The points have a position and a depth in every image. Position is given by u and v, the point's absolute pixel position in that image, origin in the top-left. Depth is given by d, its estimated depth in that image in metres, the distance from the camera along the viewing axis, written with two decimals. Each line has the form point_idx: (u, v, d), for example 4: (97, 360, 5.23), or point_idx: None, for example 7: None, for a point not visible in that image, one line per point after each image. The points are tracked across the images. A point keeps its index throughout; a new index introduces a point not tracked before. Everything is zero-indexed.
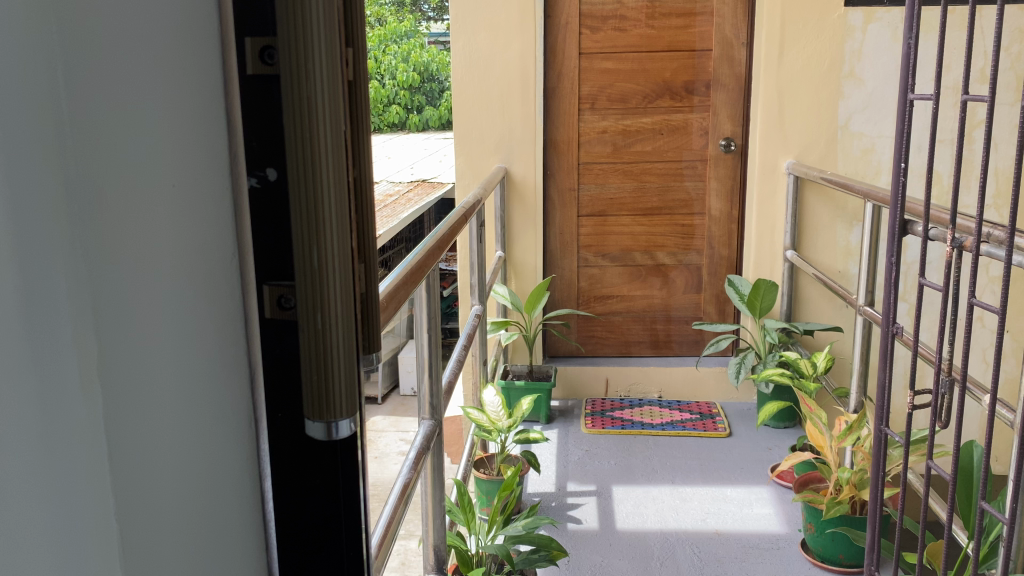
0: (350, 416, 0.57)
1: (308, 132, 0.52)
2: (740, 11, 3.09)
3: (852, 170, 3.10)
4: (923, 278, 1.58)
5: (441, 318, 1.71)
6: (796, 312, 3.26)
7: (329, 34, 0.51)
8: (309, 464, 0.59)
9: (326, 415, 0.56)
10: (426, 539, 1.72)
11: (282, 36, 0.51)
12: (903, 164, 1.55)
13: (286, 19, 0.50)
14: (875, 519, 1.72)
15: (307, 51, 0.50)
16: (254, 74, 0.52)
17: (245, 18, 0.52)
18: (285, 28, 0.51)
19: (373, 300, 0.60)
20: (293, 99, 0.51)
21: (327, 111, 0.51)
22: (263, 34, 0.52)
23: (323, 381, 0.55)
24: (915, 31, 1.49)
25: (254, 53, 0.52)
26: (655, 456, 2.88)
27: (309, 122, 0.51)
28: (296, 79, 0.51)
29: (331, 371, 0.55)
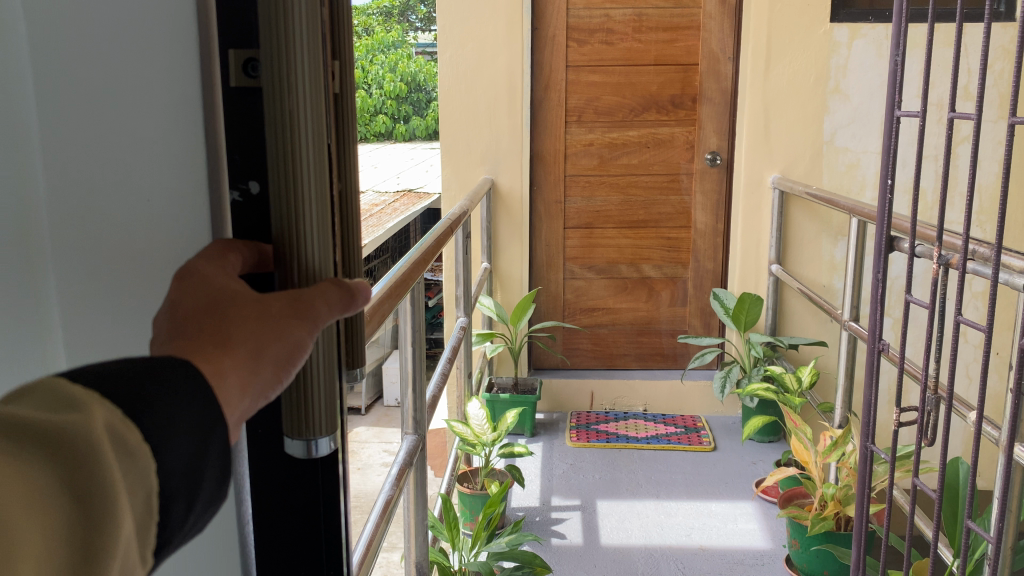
0: (331, 434, 0.54)
1: (289, 145, 0.50)
2: (727, 25, 3.10)
3: (837, 185, 3.13)
4: (910, 294, 1.56)
5: (425, 330, 1.67)
6: (781, 327, 3.27)
7: (314, 47, 0.49)
8: (289, 479, 0.58)
9: (306, 433, 0.54)
10: (408, 556, 1.69)
11: (266, 47, 0.49)
12: (889, 181, 1.54)
13: (268, 32, 0.49)
14: (859, 537, 1.71)
15: (291, 62, 0.49)
16: (237, 85, 0.56)
17: (228, 32, 0.56)
18: (268, 41, 0.49)
19: (360, 315, 0.58)
20: (276, 112, 0.50)
21: (309, 122, 0.50)
22: (247, 47, 0.55)
23: (303, 399, 0.53)
24: (901, 46, 1.48)
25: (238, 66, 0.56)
26: (640, 469, 2.87)
27: (291, 134, 0.50)
28: (277, 91, 0.50)
29: (311, 387, 0.53)
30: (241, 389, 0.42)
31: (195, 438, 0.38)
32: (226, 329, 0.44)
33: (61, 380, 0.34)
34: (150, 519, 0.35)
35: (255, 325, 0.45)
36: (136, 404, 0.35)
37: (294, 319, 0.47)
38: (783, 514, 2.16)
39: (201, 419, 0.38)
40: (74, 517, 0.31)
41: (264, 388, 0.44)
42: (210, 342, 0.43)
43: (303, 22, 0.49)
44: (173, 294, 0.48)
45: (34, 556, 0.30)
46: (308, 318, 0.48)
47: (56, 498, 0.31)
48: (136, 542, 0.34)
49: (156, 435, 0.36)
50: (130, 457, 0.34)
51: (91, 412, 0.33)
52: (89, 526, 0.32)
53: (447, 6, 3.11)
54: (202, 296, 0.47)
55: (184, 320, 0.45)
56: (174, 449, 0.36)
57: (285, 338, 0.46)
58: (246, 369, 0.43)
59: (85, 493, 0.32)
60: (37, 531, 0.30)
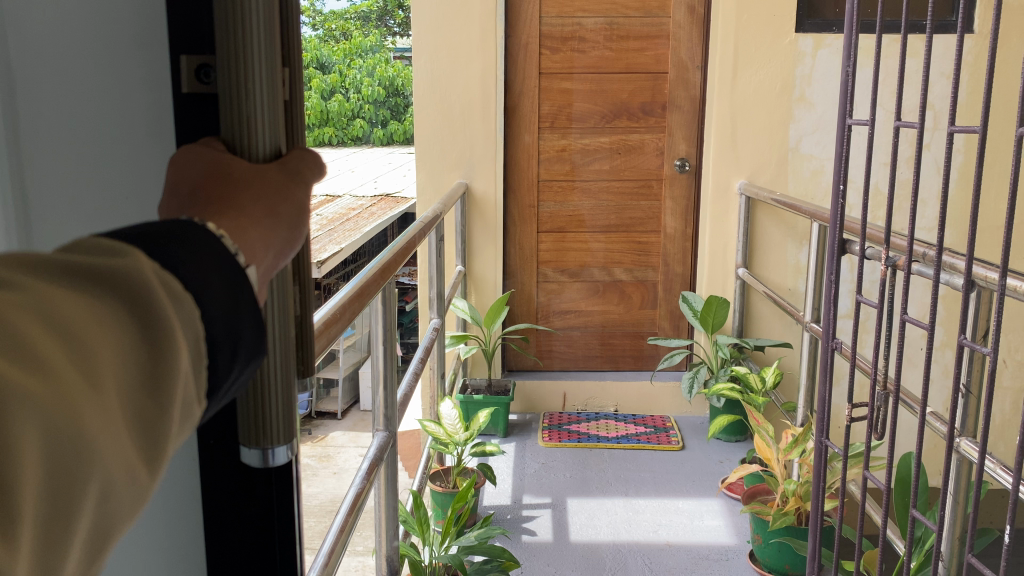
0: (287, 442, 0.58)
1: (245, 151, 0.51)
2: (696, 35, 3.18)
3: (802, 191, 3.22)
4: (860, 294, 1.62)
5: (396, 330, 1.72)
6: (747, 329, 3.35)
7: (271, 57, 0.50)
8: (243, 485, 0.61)
9: (264, 442, 0.57)
10: (380, 549, 1.73)
11: (222, 56, 0.49)
12: (841, 187, 1.61)
13: (225, 41, 0.49)
14: (814, 530, 1.76)
15: (248, 74, 0.49)
16: (190, 91, 0.54)
17: (181, 39, 0.54)
18: (225, 48, 0.49)
19: (313, 324, 0.63)
20: (232, 117, 0.50)
21: (266, 131, 0.51)
22: (201, 52, 0.53)
23: (260, 409, 0.55)
24: (852, 59, 1.54)
25: (192, 71, 0.54)
26: (610, 468, 2.93)
27: (247, 141, 0.50)
28: (235, 98, 0.50)
29: (267, 398, 0.55)
30: (263, 245, 0.47)
31: (227, 288, 0.41)
32: (234, 192, 0.48)
33: (99, 239, 0.37)
34: (200, 362, 0.38)
35: (260, 190, 0.49)
36: (171, 264, 0.38)
37: (288, 184, 0.51)
38: (746, 508, 2.23)
39: (227, 260, 0.42)
40: (140, 343, 0.34)
41: (281, 243, 0.49)
42: (222, 209, 0.47)
43: (262, 35, 0.49)
44: (174, 172, 0.50)
45: (113, 369, 0.32)
46: (301, 180, 0.52)
47: (123, 325, 0.34)
48: (192, 379, 0.37)
49: (190, 285, 0.39)
50: (178, 302, 0.37)
51: (137, 259, 0.36)
52: (153, 353, 0.34)
53: (421, 13, 3.16)
54: (201, 164, 0.49)
55: (195, 192, 0.48)
56: (209, 299, 0.39)
57: (288, 199, 0.50)
58: (263, 227, 0.48)
59: (149, 325, 0.35)
60: (112, 350, 0.33)
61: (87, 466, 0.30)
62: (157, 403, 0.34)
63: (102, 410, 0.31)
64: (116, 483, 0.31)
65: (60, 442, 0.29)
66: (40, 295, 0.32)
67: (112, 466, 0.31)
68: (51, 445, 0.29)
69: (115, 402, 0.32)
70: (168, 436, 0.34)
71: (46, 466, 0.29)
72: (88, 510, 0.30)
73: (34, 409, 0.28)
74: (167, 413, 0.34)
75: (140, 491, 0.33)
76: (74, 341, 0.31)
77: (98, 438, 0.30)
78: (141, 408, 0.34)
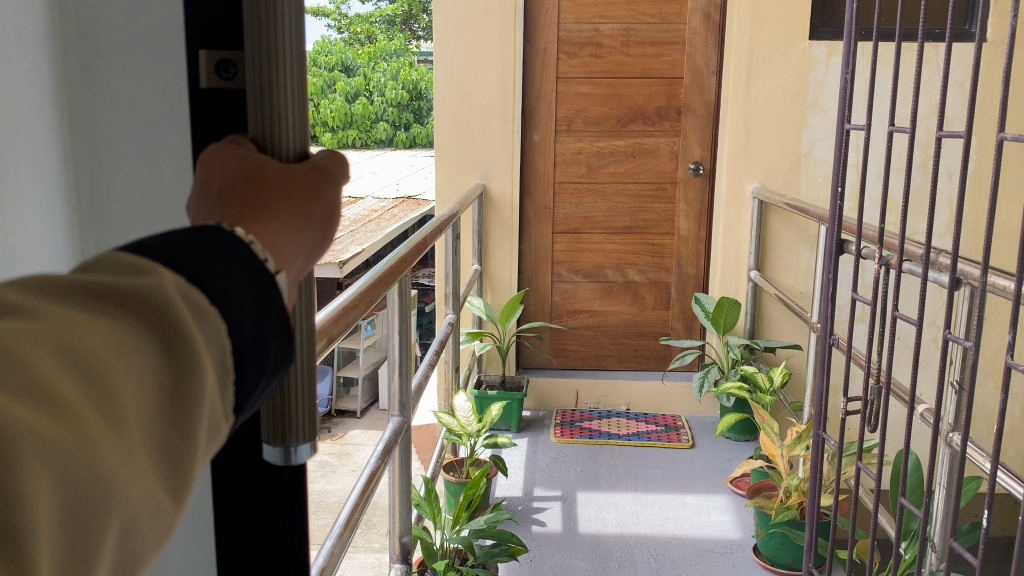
0: (312, 441, 0.49)
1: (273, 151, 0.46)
2: (711, 42, 3.25)
3: (813, 196, 3.28)
4: (856, 293, 1.69)
5: (412, 322, 1.81)
6: (759, 330, 3.41)
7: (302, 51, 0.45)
8: (256, 477, 0.52)
9: (287, 440, 0.49)
10: (393, 531, 1.82)
11: (248, 45, 0.45)
12: (839, 190, 1.67)
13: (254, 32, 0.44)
14: (811, 520, 1.83)
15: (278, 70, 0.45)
16: (208, 88, 0.48)
17: (199, 30, 0.47)
18: (252, 39, 0.44)
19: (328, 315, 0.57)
20: (259, 113, 0.46)
21: (296, 128, 0.47)
22: (220, 45, 0.47)
23: (282, 404, 0.48)
24: (851, 67, 1.61)
25: (209, 63, 0.47)
26: (620, 464, 3.00)
27: (275, 140, 0.46)
28: (263, 92, 0.45)
29: (291, 390, 0.48)
30: (294, 247, 0.44)
31: (256, 298, 0.38)
32: (263, 195, 0.44)
33: (124, 254, 0.35)
34: (228, 377, 0.35)
35: (293, 190, 0.45)
36: (203, 274, 0.36)
37: (320, 184, 0.48)
38: (750, 502, 2.30)
39: (255, 263, 0.39)
40: (162, 367, 0.32)
41: (310, 247, 0.46)
42: (251, 214, 0.43)
43: (292, 27, 0.45)
44: (202, 171, 0.46)
45: (130, 400, 0.30)
46: (330, 180, 0.49)
47: (144, 349, 0.32)
48: (220, 398, 0.35)
49: (219, 296, 0.36)
50: (203, 318, 0.34)
51: (160, 277, 0.34)
52: (176, 376, 0.32)
53: (442, 18, 3.25)
54: (229, 163, 0.45)
55: (222, 194, 0.44)
56: (239, 308, 0.37)
57: (320, 200, 0.47)
58: (293, 231, 0.44)
59: (173, 347, 0.32)
60: (131, 377, 0.30)
61: (102, 510, 0.28)
62: (181, 431, 0.32)
63: (119, 449, 0.29)
64: (136, 520, 0.29)
65: (72, 487, 0.27)
66: (55, 320, 0.30)
67: (130, 503, 0.29)
68: (63, 491, 0.27)
69: (135, 437, 0.30)
70: (194, 465, 0.32)
71: (55, 511, 0.27)
72: (108, 552, 0.28)
73: (44, 452, 0.26)
74: (192, 441, 0.32)
75: (165, 525, 0.31)
76: (86, 372, 0.29)
77: (115, 479, 0.28)
78: (163, 438, 0.31)
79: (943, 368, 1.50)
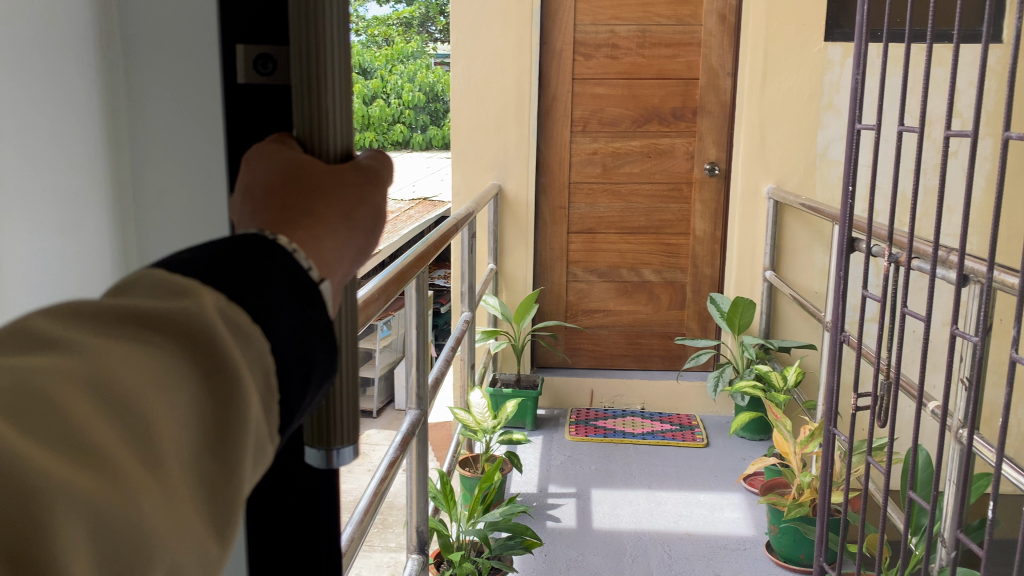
0: (354, 442, 0.49)
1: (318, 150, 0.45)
2: (726, 43, 3.27)
3: (828, 197, 3.28)
4: (866, 290, 1.72)
5: (429, 317, 1.85)
6: (773, 330, 3.42)
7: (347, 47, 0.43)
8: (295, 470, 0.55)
9: (330, 443, 0.48)
10: (410, 521, 1.85)
11: (293, 44, 0.42)
12: (850, 189, 1.69)
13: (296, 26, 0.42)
14: (823, 515, 1.85)
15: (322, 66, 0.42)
16: (245, 83, 0.49)
17: (235, 24, 0.48)
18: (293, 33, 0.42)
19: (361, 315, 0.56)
20: (303, 114, 0.44)
21: (341, 129, 0.45)
22: (259, 41, 0.49)
23: (326, 410, 0.47)
24: (862, 67, 1.63)
25: (247, 59, 0.49)
26: (634, 462, 3.02)
27: (320, 140, 0.45)
28: (307, 92, 0.43)
29: (335, 396, 0.47)
30: (337, 252, 0.45)
31: (298, 311, 0.39)
32: (309, 201, 0.45)
33: (162, 274, 0.35)
34: (271, 398, 0.36)
35: (339, 195, 0.46)
36: (235, 291, 0.36)
37: (366, 186, 0.47)
38: (762, 499, 2.32)
39: (300, 274, 0.40)
40: (201, 397, 0.31)
41: (357, 250, 0.47)
42: (297, 219, 0.44)
43: (337, 22, 0.43)
44: (246, 171, 0.47)
45: (168, 436, 0.29)
46: (377, 180, 0.48)
47: (182, 380, 0.31)
48: (264, 421, 0.35)
49: (259, 315, 0.36)
50: (244, 338, 0.34)
51: (198, 299, 0.33)
52: (217, 404, 0.32)
53: (459, 19, 3.29)
54: (272, 166, 0.46)
55: (267, 196, 0.46)
56: (279, 324, 0.37)
57: (367, 202, 0.47)
58: (338, 235, 0.45)
59: (212, 374, 0.32)
60: (170, 410, 0.30)
61: (144, 562, 0.27)
62: (223, 463, 0.31)
63: (159, 493, 0.28)
64: (181, 564, 0.28)
65: (109, 542, 0.26)
66: (91, 356, 0.29)
67: (173, 548, 0.28)
68: (100, 546, 0.26)
69: (174, 477, 0.29)
70: (238, 496, 0.32)
71: (96, 566, 0.26)
72: None
73: (77, 508, 0.25)
74: (234, 471, 0.31)
75: (211, 565, 0.30)
76: (122, 410, 0.28)
77: (156, 526, 0.27)
78: (204, 472, 0.31)
79: (950, 365, 1.56)
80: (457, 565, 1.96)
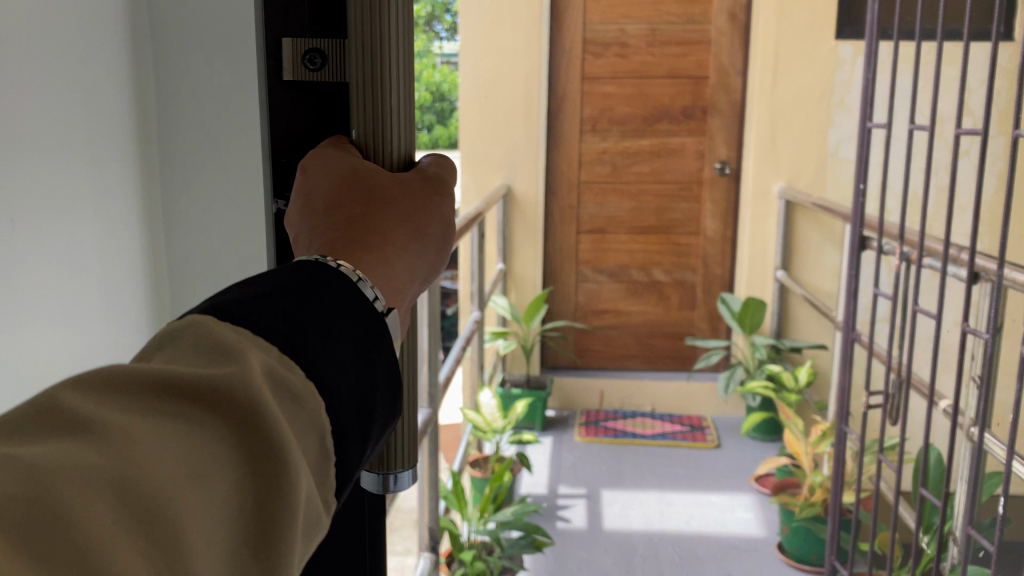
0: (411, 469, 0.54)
1: (378, 143, 0.52)
2: (737, 41, 3.25)
3: (840, 196, 3.25)
4: (878, 288, 1.70)
5: (438, 316, 1.83)
6: (785, 331, 3.40)
7: (404, 54, 0.50)
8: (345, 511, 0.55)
9: (388, 468, 0.53)
10: (421, 520, 1.84)
11: (355, 46, 0.49)
12: (861, 186, 1.67)
13: (360, 27, 0.49)
14: (835, 515, 1.83)
15: (384, 66, 0.49)
16: (294, 77, 0.53)
17: (289, 22, 0.52)
18: (356, 36, 0.49)
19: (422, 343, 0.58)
20: (363, 115, 0.51)
21: (399, 127, 0.52)
22: (310, 36, 0.52)
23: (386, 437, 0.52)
24: (874, 63, 1.61)
25: (298, 55, 0.52)
26: (644, 463, 3.00)
27: (381, 134, 0.52)
28: (368, 95, 0.50)
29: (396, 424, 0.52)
30: (408, 273, 0.50)
31: (361, 350, 0.42)
32: (380, 214, 0.51)
33: (217, 327, 0.36)
34: (327, 454, 0.38)
35: (406, 209, 0.51)
36: (295, 344, 0.38)
37: (431, 203, 0.53)
38: (774, 499, 2.30)
39: (369, 306, 0.44)
40: (243, 484, 0.32)
41: (424, 264, 0.53)
42: (372, 241, 0.49)
43: (395, 35, 0.49)
44: (308, 175, 0.51)
45: (206, 536, 0.30)
46: (439, 195, 0.54)
47: (222, 471, 0.31)
48: (317, 492, 0.37)
49: (315, 370, 0.38)
50: (291, 405, 0.36)
51: (247, 363, 0.34)
52: (260, 491, 0.32)
53: (468, 19, 3.28)
54: (336, 174, 0.50)
55: (335, 208, 0.50)
56: (337, 379, 0.39)
57: (432, 218, 0.53)
58: (408, 256, 0.51)
59: (256, 459, 0.33)
60: (206, 505, 0.30)
61: None
62: (265, 551, 0.32)
63: None
64: None
65: None
66: (126, 450, 0.29)
67: None
68: None
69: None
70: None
71: None
72: None
73: None
74: (278, 558, 0.32)
75: None
76: (159, 516, 0.28)
77: None
78: (244, 561, 0.31)
79: (961, 364, 1.53)
80: (468, 565, 1.94)
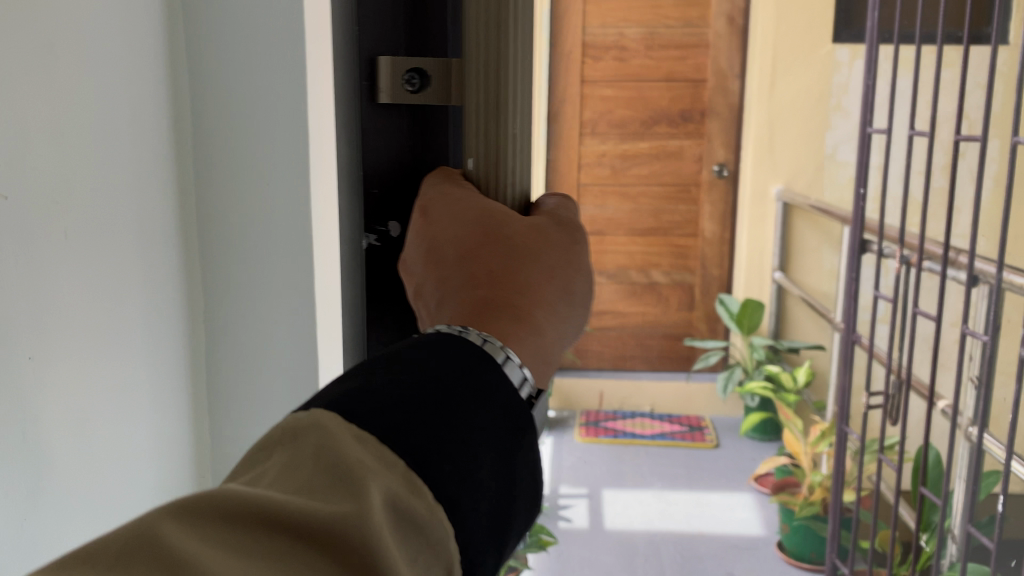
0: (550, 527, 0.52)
1: (492, 162, 0.59)
2: (735, 45, 3.29)
3: (838, 198, 3.24)
4: (878, 291, 1.72)
5: None
6: (783, 331, 3.45)
7: (518, 72, 0.57)
8: None
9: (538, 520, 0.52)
10: None
11: (474, 70, 0.56)
12: (862, 191, 1.69)
13: (478, 54, 0.56)
14: (836, 514, 1.86)
15: (500, 87, 0.56)
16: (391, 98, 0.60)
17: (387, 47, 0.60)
18: (475, 61, 0.56)
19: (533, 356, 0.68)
20: (485, 138, 0.58)
21: (512, 147, 0.59)
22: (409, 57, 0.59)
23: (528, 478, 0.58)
24: (874, 70, 1.64)
25: (397, 77, 0.59)
26: (644, 463, 3.03)
27: (496, 150, 0.58)
28: (488, 120, 0.57)
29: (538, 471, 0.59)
30: (544, 308, 0.59)
31: (491, 446, 0.47)
32: (516, 260, 0.59)
33: (347, 453, 0.39)
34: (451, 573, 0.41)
35: (539, 255, 0.59)
36: (426, 464, 0.41)
37: (559, 245, 0.61)
38: (775, 498, 2.36)
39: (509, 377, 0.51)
40: None
41: (559, 296, 0.60)
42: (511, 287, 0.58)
43: (511, 65, 0.56)
44: (433, 220, 0.58)
45: None
46: (565, 238, 0.62)
47: None
48: None
49: (442, 492, 0.41)
50: (406, 537, 0.38)
51: (369, 503, 0.36)
52: None
53: None
54: (471, 222, 0.57)
55: (469, 254, 0.58)
56: (464, 497, 0.42)
57: (563, 259, 0.61)
58: (546, 299, 0.59)
59: None
60: None
61: None
62: None
63: None
64: None
65: None
66: None
67: None
68: None
69: None
70: None
71: None
72: None
73: None
74: None
75: None
76: None
77: None
78: None
79: (960, 364, 1.57)
80: None
